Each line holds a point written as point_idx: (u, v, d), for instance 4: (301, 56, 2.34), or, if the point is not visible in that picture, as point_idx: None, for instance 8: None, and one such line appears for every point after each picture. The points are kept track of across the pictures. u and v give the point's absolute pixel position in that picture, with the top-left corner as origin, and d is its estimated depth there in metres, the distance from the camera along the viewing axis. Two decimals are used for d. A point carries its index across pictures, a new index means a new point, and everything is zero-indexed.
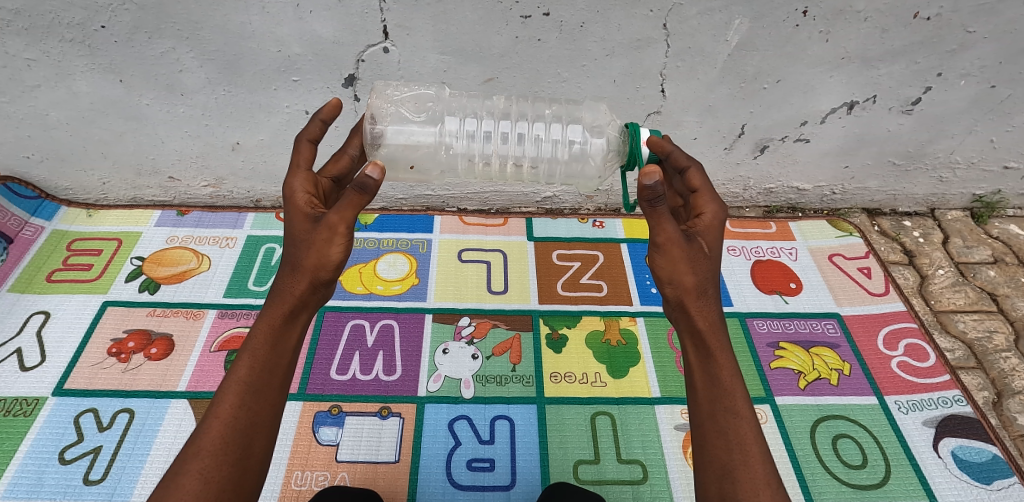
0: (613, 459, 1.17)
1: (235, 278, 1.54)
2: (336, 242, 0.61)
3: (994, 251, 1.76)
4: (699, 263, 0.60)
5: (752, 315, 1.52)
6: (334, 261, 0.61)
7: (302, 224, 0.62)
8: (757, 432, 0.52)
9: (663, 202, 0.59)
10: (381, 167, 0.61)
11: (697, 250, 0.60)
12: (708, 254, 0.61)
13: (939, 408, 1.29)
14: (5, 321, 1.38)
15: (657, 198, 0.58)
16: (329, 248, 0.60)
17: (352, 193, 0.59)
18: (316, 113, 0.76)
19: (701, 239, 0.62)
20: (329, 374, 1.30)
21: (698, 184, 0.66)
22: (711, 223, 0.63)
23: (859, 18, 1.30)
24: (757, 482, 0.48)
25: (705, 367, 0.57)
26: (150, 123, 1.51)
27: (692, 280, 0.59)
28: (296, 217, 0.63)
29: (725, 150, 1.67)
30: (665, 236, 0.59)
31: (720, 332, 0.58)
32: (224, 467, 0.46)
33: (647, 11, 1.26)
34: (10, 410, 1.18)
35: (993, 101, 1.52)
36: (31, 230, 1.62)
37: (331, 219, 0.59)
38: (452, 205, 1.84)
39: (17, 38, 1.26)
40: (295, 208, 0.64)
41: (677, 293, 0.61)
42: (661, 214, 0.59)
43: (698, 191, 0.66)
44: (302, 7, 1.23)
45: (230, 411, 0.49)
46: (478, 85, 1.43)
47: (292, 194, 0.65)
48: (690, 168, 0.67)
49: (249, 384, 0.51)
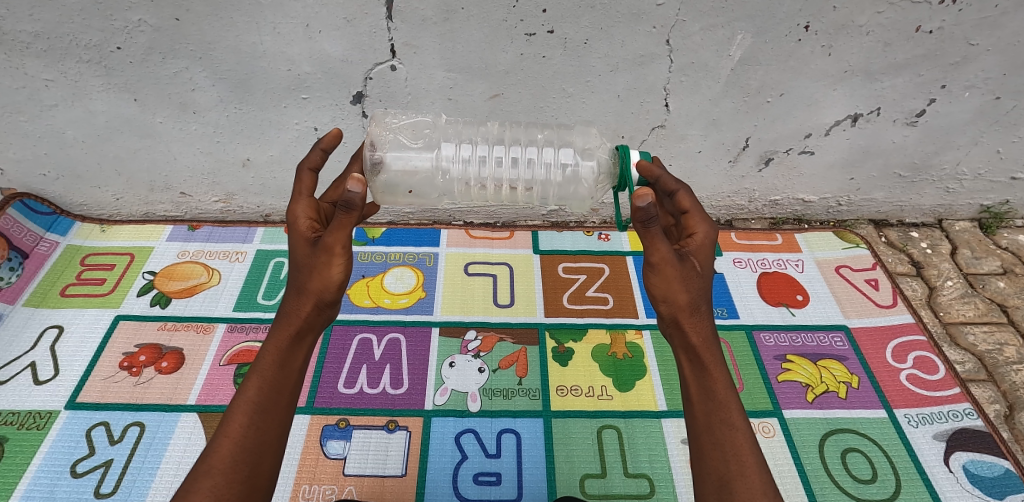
0: (620, 473, 1.17)
1: (244, 292, 1.56)
2: (336, 264, 0.63)
3: (1003, 262, 1.75)
4: (692, 280, 0.61)
5: (759, 327, 1.52)
6: (336, 282, 0.64)
7: (304, 248, 0.65)
8: (752, 444, 0.52)
9: (656, 222, 0.58)
10: (361, 180, 0.59)
11: (690, 268, 0.62)
12: (700, 272, 0.63)
13: (950, 421, 1.27)
14: (20, 335, 1.41)
15: (651, 218, 0.57)
16: (329, 269, 0.63)
17: (340, 214, 0.59)
18: (317, 142, 0.74)
19: (694, 258, 0.64)
20: (337, 388, 1.31)
21: (688, 205, 0.66)
22: (703, 242, 0.64)
23: (862, 32, 1.31)
24: (755, 492, 0.48)
25: (700, 381, 0.58)
26: (162, 140, 1.54)
27: (686, 297, 0.61)
28: (298, 242, 0.65)
29: (729, 163, 1.68)
30: (659, 256, 0.59)
31: (714, 346, 0.60)
32: (234, 484, 0.47)
33: (651, 27, 1.28)
34: (24, 423, 1.20)
35: (998, 113, 1.52)
36: (46, 246, 1.65)
37: (327, 241, 0.60)
38: (459, 219, 1.87)
39: (36, 59, 1.30)
40: (297, 232, 0.66)
41: (672, 310, 0.63)
42: (654, 234, 0.58)
43: (688, 212, 0.66)
44: (311, 28, 1.25)
45: (239, 430, 0.50)
46: (483, 101, 1.45)
47: (294, 220, 0.67)
48: (680, 190, 0.68)
49: (258, 403, 0.53)
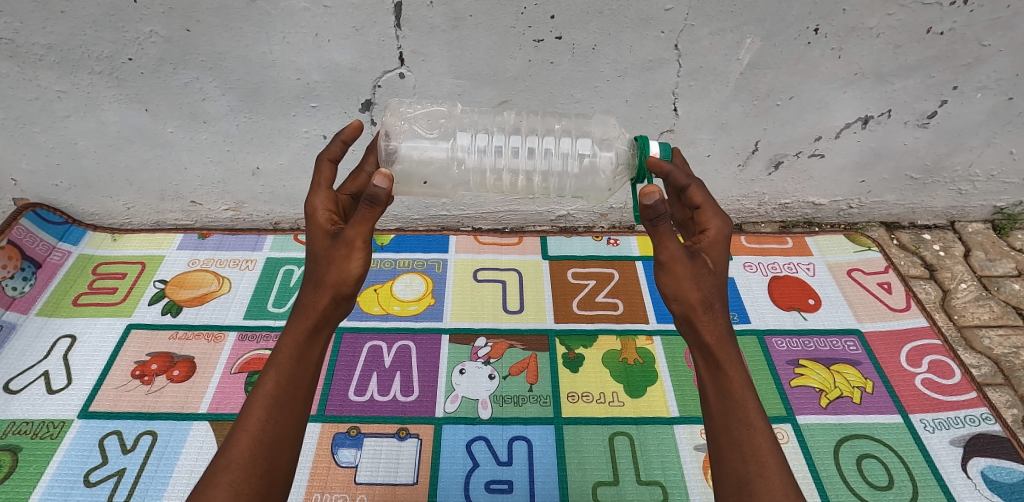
0: (633, 480, 1.16)
1: (255, 300, 1.57)
2: (355, 257, 0.62)
3: (1018, 264, 1.72)
4: (703, 279, 0.60)
5: (771, 332, 1.51)
6: (355, 275, 0.62)
7: (323, 241, 0.64)
8: (772, 445, 0.52)
9: (665, 220, 0.59)
10: (388, 175, 0.58)
11: (701, 265, 0.61)
12: (713, 270, 0.61)
13: (967, 427, 1.26)
14: (33, 345, 1.41)
15: (658, 216, 0.58)
16: (349, 263, 0.61)
17: (363, 208, 0.57)
18: (338, 134, 0.75)
19: (706, 255, 0.62)
20: (347, 396, 1.31)
21: (701, 200, 0.65)
22: (715, 239, 0.63)
23: (872, 34, 1.30)
24: (776, 493, 0.48)
25: (716, 380, 0.58)
26: (173, 150, 1.55)
27: (697, 295, 0.60)
28: (318, 234, 0.65)
29: (739, 167, 1.68)
30: (669, 254, 0.59)
31: (729, 345, 0.59)
32: (252, 479, 0.47)
33: (659, 32, 1.28)
34: (37, 432, 1.21)
35: (1011, 114, 1.50)
36: (59, 255, 1.66)
37: (348, 235, 0.59)
38: (468, 225, 1.87)
39: (49, 71, 1.31)
40: (316, 225, 0.66)
41: (683, 309, 0.62)
42: (663, 231, 0.59)
43: (701, 207, 0.65)
44: (321, 37, 1.26)
45: (259, 424, 0.50)
46: (492, 107, 1.45)
47: (313, 212, 0.67)
48: (691, 186, 0.66)
49: (276, 398, 0.53)
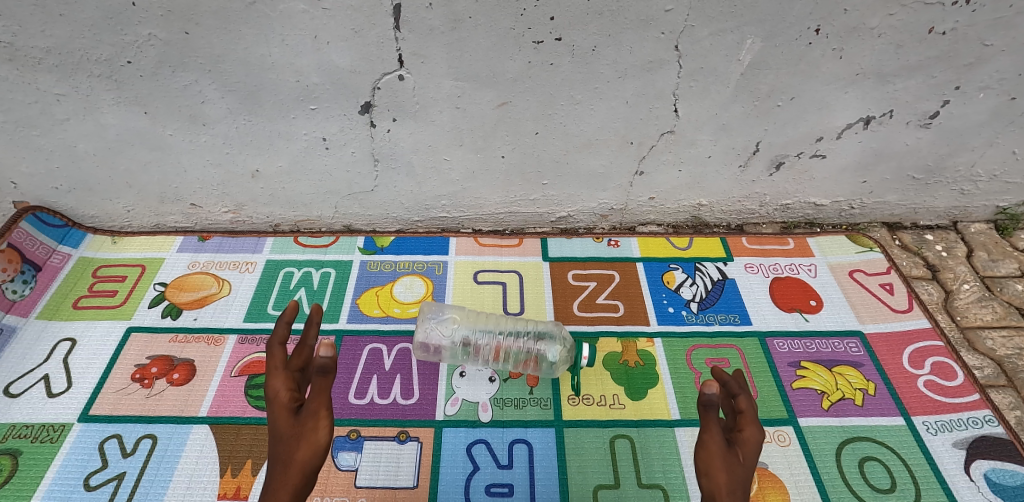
0: (634, 483, 1.15)
1: (255, 303, 1.56)
2: (322, 426, 0.66)
3: (1021, 264, 1.72)
4: (735, 469, 0.65)
5: (772, 333, 1.50)
6: (323, 444, 0.66)
7: (285, 419, 0.67)
8: None
9: (713, 408, 0.71)
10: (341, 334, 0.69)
11: (732, 456, 0.67)
12: (743, 463, 0.67)
13: (970, 429, 1.25)
14: (33, 348, 1.41)
15: (709, 404, 0.71)
16: (317, 433, 0.66)
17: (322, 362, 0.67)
18: (279, 318, 0.75)
19: (740, 450, 0.68)
20: (347, 399, 1.31)
21: (745, 406, 0.73)
22: (751, 443, 0.69)
23: (874, 34, 1.29)
24: None
25: None
26: (173, 153, 1.55)
27: (726, 478, 0.64)
28: (279, 413, 0.68)
29: (740, 167, 1.67)
30: (710, 438, 0.70)
31: None
32: None
33: (660, 33, 1.27)
34: (38, 436, 1.20)
35: (1014, 114, 1.49)
36: (59, 258, 1.66)
37: (313, 405, 0.67)
38: (468, 227, 1.87)
39: (48, 75, 1.31)
40: (276, 404, 0.69)
41: (713, 489, 0.65)
42: (710, 418, 0.71)
43: (744, 412, 0.73)
44: (319, 39, 1.26)
45: None
46: (492, 109, 1.45)
47: (273, 395, 0.69)
48: (740, 394, 0.74)
49: None
